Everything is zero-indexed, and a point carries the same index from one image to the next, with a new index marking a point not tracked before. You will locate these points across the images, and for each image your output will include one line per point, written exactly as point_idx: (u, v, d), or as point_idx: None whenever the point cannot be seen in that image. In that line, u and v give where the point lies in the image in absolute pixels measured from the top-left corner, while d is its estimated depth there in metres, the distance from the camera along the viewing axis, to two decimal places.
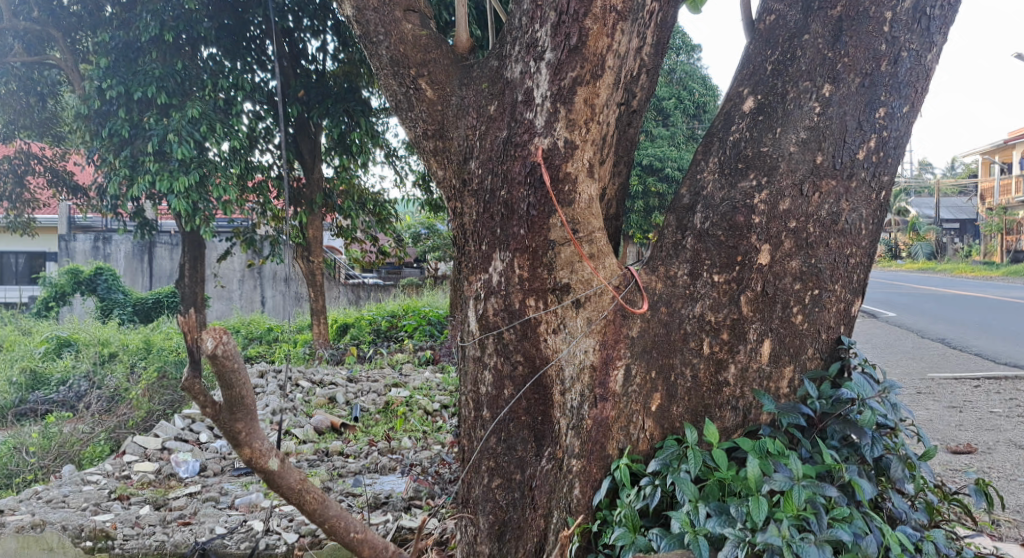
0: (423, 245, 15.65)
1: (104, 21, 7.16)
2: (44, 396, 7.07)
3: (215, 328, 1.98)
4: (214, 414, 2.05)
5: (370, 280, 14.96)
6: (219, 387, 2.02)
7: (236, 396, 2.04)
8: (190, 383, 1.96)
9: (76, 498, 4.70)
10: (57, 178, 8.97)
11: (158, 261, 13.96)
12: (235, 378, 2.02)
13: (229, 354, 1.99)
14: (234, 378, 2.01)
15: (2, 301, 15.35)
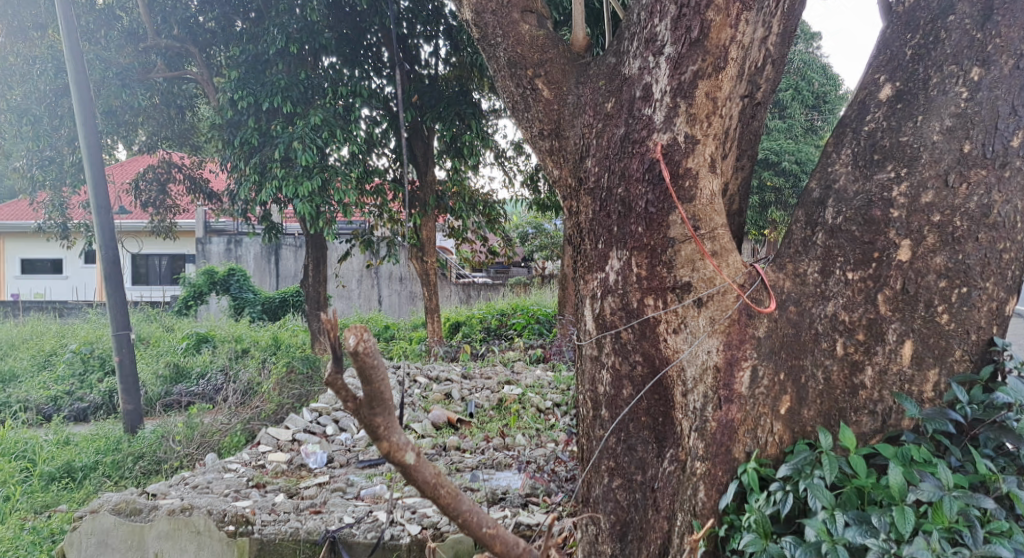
0: (531, 244, 15.73)
1: (235, 35, 7.60)
2: (186, 388, 7.59)
3: (357, 326, 2.09)
4: (355, 408, 2.16)
5: (480, 279, 15.17)
6: (360, 382, 2.13)
7: (376, 391, 2.14)
8: (333, 379, 2.07)
9: (219, 484, 5.03)
10: (195, 185, 9.55)
11: (284, 262, 14.70)
12: (375, 373, 2.11)
13: (370, 351, 2.08)
14: (374, 373, 2.11)
15: (148, 300, 16.53)
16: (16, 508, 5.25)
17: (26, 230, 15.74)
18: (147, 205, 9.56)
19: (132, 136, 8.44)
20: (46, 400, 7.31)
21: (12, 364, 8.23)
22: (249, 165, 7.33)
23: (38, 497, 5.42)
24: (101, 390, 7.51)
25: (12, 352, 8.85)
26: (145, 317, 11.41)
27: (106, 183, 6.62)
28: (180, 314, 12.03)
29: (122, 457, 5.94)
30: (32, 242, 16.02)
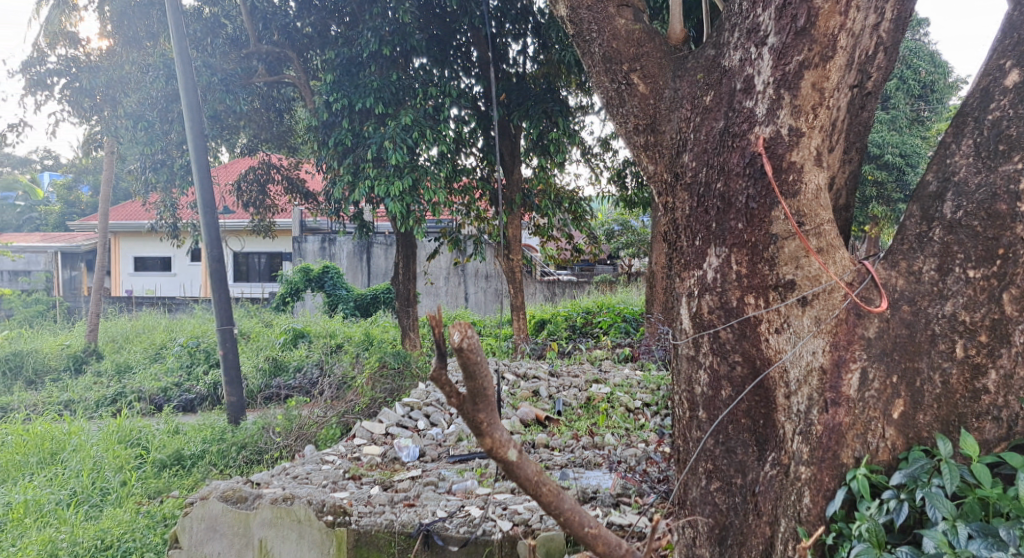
0: (617, 241, 15.57)
1: (330, 40, 7.83)
2: (285, 382, 7.88)
3: (461, 322, 2.10)
4: (459, 403, 2.18)
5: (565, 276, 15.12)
6: (463, 378, 2.15)
7: (478, 388, 2.16)
8: (438, 374, 2.09)
9: (317, 475, 5.19)
10: (292, 185, 9.85)
11: (375, 260, 15.05)
12: (478, 369, 2.13)
13: (473, 347, 2.09)
14: (477, 369, 2.13)
15: (248, 296, 17.22)
16: (132, 492, 5.59)
17: (139, 230, 16.68)
18: (248, 205, 9.92)
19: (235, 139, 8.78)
20: (157, 391, 7.74)
21: (127, 357, 8.75)
22: (343, 166, 7.50)
23: (152, 483, 5.76)
24: (207, 381, 7.88)
25: (126, 345, 9.41)
26: (246, 313, 11.87)
27: (211, 185, 6.93)
28: (278, 310, 12.41)
29: (227, 447, 6.23)
30: (144, 241, 16.96)
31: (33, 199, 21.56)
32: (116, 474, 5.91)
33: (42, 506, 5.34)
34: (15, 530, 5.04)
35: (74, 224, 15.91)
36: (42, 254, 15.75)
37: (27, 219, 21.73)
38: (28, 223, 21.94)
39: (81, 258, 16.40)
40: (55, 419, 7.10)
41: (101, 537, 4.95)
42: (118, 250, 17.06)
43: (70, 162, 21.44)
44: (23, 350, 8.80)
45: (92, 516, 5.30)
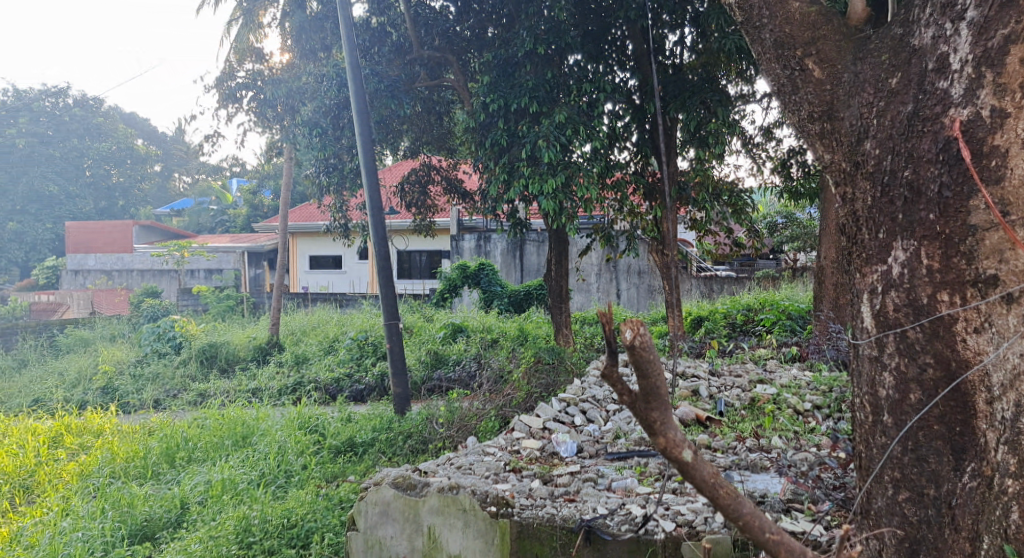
0: (781, 235, 14.85)
1: (488, 41, 8.07)
2: (445, 374, 8.22)
3: (632, 320, 2.13)
4: (631, 402, 2.17)
5: (724, 272, 14.59)
6: (635, 375, 2.14)
7: (651, 386, 2.14)
8: (609, 371, 2.10)
9: (480, 466, 5.36)
10: (451, 185, 10.16)
11: (528, 257, 15.23)
12: (651, 368, 2.13)
13: (646, 345, 2.11)
14: (650, 367, 2.13)
15: (409, 292, 17.91)
16: (312, 475, 6.08)
17: (314, 230, 17.93)
18: (410, 205, 10.22)
19: (398, 143, 9.19)
20: (331, 381, 8.29)
21: (304, 348, 9.43)
22: (499, 165, 7.58)
23: (329, 468, 6.24)
24: (374, 373, 8.31)
25: (303, 337, 10.15)
26: (408, 309, 12.42)
27: (378, 187, 7.31)
28: (438, 306, 13.02)
29: (394, 435, 6.62)
30: (317, 241, 18.17)
31: (223, 203, 23.64)
32: (298, 457, 6.42)
33: (237, 485, 5.88)
34: (215, 505, 5.59)
35: (257, 225, 17.27)
36: (231, 253, 17.11)
37: (217, 221, 23.85)
38: (219, 225, 24.12)
39: (263, 257, 17.80)
40: (245, 404, 7.79)
41: (287, 515, 5.42)
42: (295, 249, 18.38)
43: (253, 169, 23.26)
44: (217, 341, 9.71)
45: (278, 495, 5.80)
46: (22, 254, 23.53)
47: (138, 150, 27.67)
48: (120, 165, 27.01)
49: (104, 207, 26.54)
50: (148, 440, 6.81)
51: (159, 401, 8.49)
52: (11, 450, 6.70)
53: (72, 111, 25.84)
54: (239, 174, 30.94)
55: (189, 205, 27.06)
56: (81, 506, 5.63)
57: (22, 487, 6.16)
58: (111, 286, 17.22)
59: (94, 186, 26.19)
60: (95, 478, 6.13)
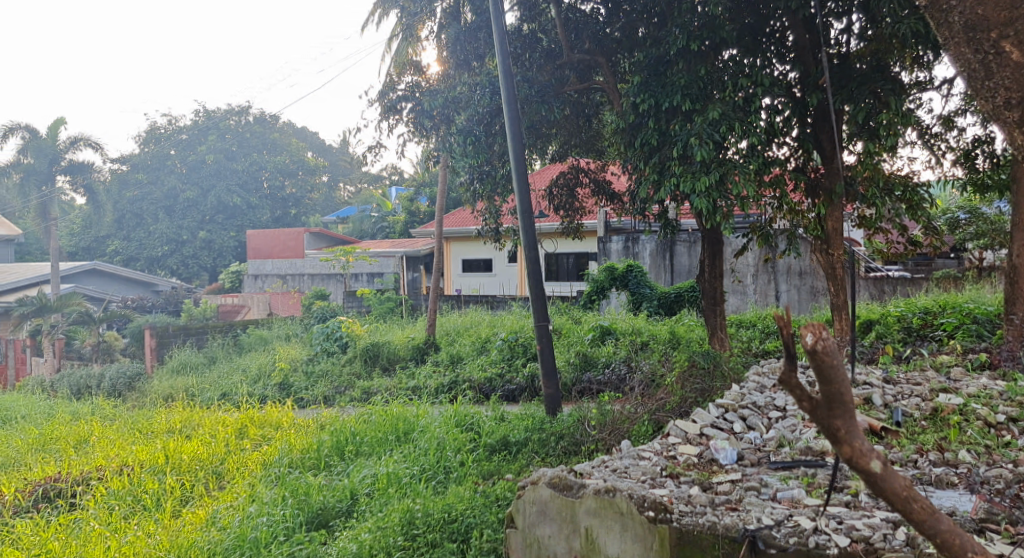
0: (964, 233, 13.61)
1: (638, 42, 8.00)
2: (595, 377, 8.25)
3: (814, 323, 2.00)
4: (812, 408, 2.07)
5: (897, 272, 13.55)
6: (817, 380, 2.04)
7: (834, 392, 2.02)
8: (787, 377, 2.02)
9: (635, 470, 5.32)
10: (599, 188, 10.04)
11: (678, 258, 14.54)
12: (834, 374, 2.00)
13: (829, 349, 1.98)
14: (833, 373, 2.00)
15: (557, 294, 17.99)
16: (469, 472, 6.31)
17: (467, 234, 18.46)
18: (557, 208, 10.21)
19: (548, 146, 9.27)
20: (484, 380, 8.52)
21: (458, 348, 9.73)
22: (649, 165, 7.43)
23: (485, 465, 6.45)
24: (525, 374, 8.43)
25: (457, 337, 10.47)
26: (557, 311, 12.58)
27: (529, 191, 7.42)
28: (585, 308, 13.06)
29: (547, 436, 6.70)
30: (470, 245, 18.69)
31: (384, 210, 24.66)
32: (456, 454, 6.67)
33: (401, 479, 6.19)
34: (382, 497, 5.91)
35: (413, 231, 18.01)
36: (391, 258, 17.64)
37: (378, 227, 25.09)
38: (379, 231, 25.38)
39: (420, 260, 18.57)
40: (406, 402, 8.16)
41: (448, 510, 5.63)
42: (449, 253, 19.04)
43: (410, 177, 24.20)
44: (379, 341, 10.20)
45: (438, 490, 6.06)
46: (210, 260, 25.74)
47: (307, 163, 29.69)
48: (291, 176, 29.07)
49: (279, 216, 28.60)
50: (320, 434, 7.27)
51: (328, 396, 9.12)
52: (205, 439, 7.37)
53: (252, 128, 28.06)
54: (397, 182, 32.34)
55: (352, 212, 28.66)
56: (265, 493, 6.11)
57: (215, 474, 6.77)
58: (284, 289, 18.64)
59: (271, 198, 28.26)
60: (276, 468, 6.64)
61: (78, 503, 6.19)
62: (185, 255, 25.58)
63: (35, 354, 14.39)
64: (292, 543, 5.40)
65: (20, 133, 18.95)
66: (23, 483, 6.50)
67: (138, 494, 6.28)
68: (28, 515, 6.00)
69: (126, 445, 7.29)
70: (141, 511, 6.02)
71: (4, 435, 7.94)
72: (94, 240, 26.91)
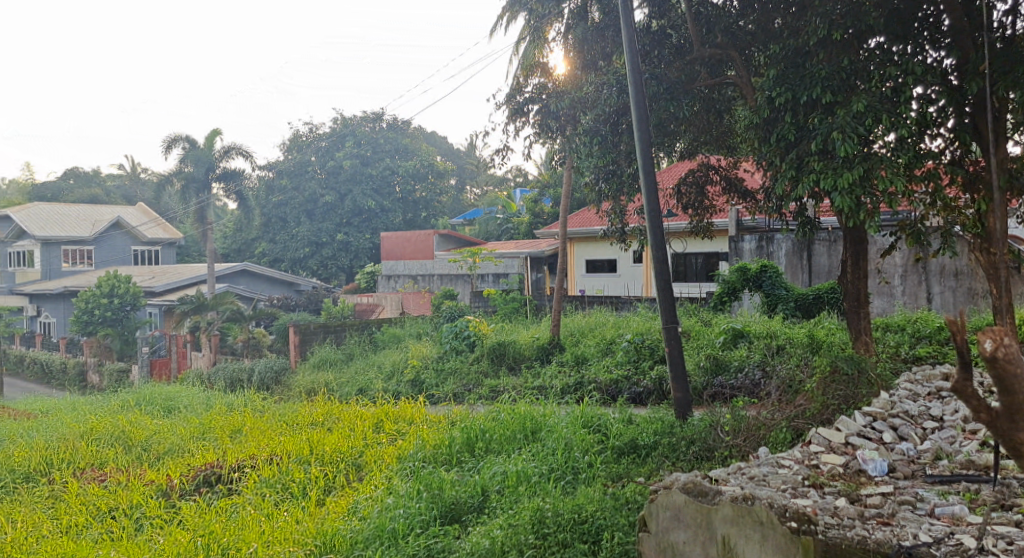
0: None
1: (774, 33, 7.72)
2: (727, 381, 8.05)
3: (994, 330, 2.01)
4: (990, 418, 2.07)
5: None
6: (996, 392, 2.04)
7: (1014, 402, 2.02)
8: (963, 384, 2.04)
9: (775, 478, 5.13)
10: (731, 185, 9.74)
11: (816, 258, 13.76)
12: (1016, 382, 2.00)
13: (1011, 357, 1.97)
14: (1015, 381, 2.00)
15: (686, 296, 17.14)
16: (598, 474, 6.30)
17: (593, 235, 18.38)
18: (686, 206, 9.97)
19: (676, 144, 9.09)
20: (610, 382, 8.48)
21: (584, 349, 9.71)
22: (785, 161, 7.13)
23: (614, 468, 6.41)
24: (653, 376, 8.28)
25: (582, 338, 10.46)
26: (685, 313, 12.35)
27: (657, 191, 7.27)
28: (716, 309, 12.57)
29: (677, 440, 6.56)
30: (595, 246, 18.59)
31: (509, 211, 25.03)
32: (584, 455, 6.67)
33: (531, 477, 6.25)
34: (512, 495, 5.99)
35: (538, 232, 18.08)
36: (516, 258, 17.81)
37: (503, 229, 25.46)
38: (505, 232, 25.71)
39: (544, 261, 18.61)
40: (533, 401, 8.23)
41: (578, 511, 5.62)
42: (573, 253, 19.02)
43: (535, 178, 24.34)
44: (505, 340, 10.35)
45: (568, 490, 6.09)
46: (348, 261, 27.18)
47: (437, 167, 30.12)
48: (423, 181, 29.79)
49: (410, 218, 29.51)
50: (452, 430, 7.46)
51: (458, 394, 9.39)
52: (345, 432, 7.74)
53: (386, 134, 29.01)
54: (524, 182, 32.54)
55: (478, 214, 29.22)
56: (401, 486, 6.32)
57: (354, 466, 7.10)
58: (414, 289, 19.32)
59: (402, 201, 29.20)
60: (410, 462, 6.87)
61: (234, 488, 6.65)
62: (325, 255, 27.09)
63: (193, 349, 15.44)
64: (427, 536, 5.57)
65: (181, 143, 20.49)
66: (187, 468, 7.03)
67: (286, 482, 6.67)
68: (192, 498, 6.52)
69: (274, 436, 7.75)
70: (289, 499, 6.39)
71: (169, 423, 8.64)
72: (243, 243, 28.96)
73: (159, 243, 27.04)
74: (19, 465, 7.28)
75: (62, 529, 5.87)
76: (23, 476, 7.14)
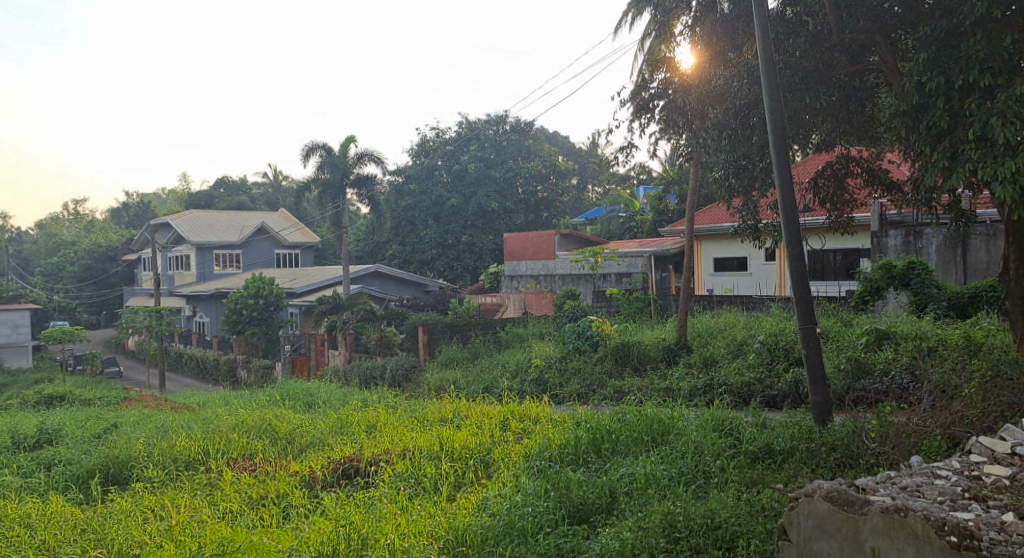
0: None
1: (925, 14, 7.25)
2: (871, 385, 7.63)
3: None
4: None
5: None
6: None
7: None
8: None
9: (931, 489, 4.83)
10: (874, 177, 9.21)
11: (972, 254, 12.76)
12: None
13: None
14: None
15: (823, 295, 16.45)
16: (731, 479, 6.10)
17: (722, 232, 17.90)
18: (824, 201, 9.51)
19: (811, 136, 8.69)
20: (742, 384, 8.21)
21: (713, 351, 9.44)
22: (937, 151, 6.65)
23: (748, 473, 6.17)
24: (788, 379, 7.94)
25: (711, 339, 10.19)
26: (823, 313, 11.93)
27: (792, 185, 6.98)
28: (857, 309, 12.10)
29: (816, 446, 6.26)
30: (724, 243, 18.09)
31: (633, 210, 24.87)
32: (715, 459, 6.48)
33: (660, 481, 6.14)
34: (641, 498, 5.92)
35: (663, 230, 17.83)
36: (640, 258, 17.59)
37: (626, 228, 25.21)
38: (628, 231, 25.39)
39: (669, 260, 18.23)
40: (660, 403, 8.08)
41: (711, 516, 5.40)
42: (699, 253, 18.54)
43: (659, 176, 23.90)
44: (629, 341, 10.22)
45: (699, 495, 5.92)
46: (472, 262, 27.79)
47: (560, 166, 30.22)
48: (545, 181, 29.94)
49: (532, 219, 29.67)
50: (577, 430, 7.44)
51: (583, 394, 9.39)
52: (473, 430, 7.89)
53: (509, 137, 29.37)
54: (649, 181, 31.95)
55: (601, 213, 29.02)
56: (529, 484, 6.36)
57: (482, 462, 7.22)
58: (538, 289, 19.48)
59: (525, 202, 29.42)
60: (537, 460, 6.92)
61: (371, 481, 6.92)
62: (450, 257, 27.73)
63: (330, 347, 16.55)
64: (557, 535, 5.59)
65: (320, 151, 21.62)
66: (328, 461, 7.38)
67: (418, 477, 6.87)
68: (332, 489, 6.84)
69: (406, 432, 8.01)
70: (422, 493, 6.58)
71: (310, 417, 9.10)
72: (374, 246, 30.17)
73: (298, 246, 28.51)
74: (179, 453, 7.84)
75: (219, 514, 6.28)
76: (183, 464, 7.69)
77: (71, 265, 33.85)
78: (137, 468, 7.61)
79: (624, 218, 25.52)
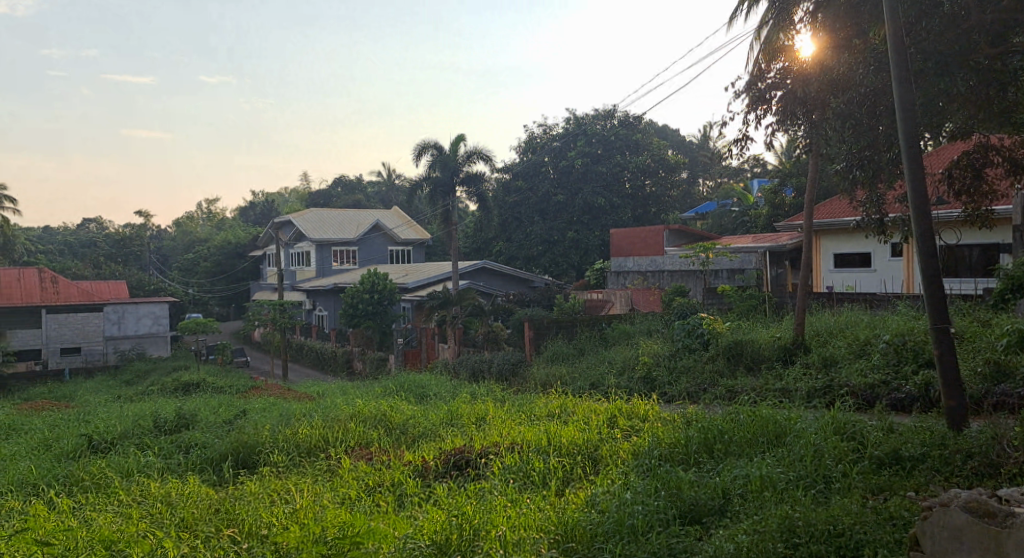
0: None
1: None
2: (1012, 388, 7.13)
3: None
4: None
5: None
6: None
7: None
8: None
9: None
10: (1018, 166, 8.55)
11: None
12: None
13: None
14: None
15: (958, 292, 15.33)
16: (854, 485, 5.80)
17: (842, 227, 17.12)
18: (959, 192, 8.91)
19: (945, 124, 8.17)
20: (866, 386, 7.86)
21: (833, 350, 9.06)
22: None
23: (873, 479, 5.85)
24: (917, 381, 7.52)
25: (831, 338, 9.79)
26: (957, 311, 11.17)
27: (924, 174, 6.60)
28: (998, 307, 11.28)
29: (949, 453, 5.90)
30: (846, 238, 17.30)
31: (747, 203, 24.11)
32: (836, 463, 6.19)
33: (777, 483, 5.93)
34: (757, 500, 5.74)
35: (778, 225, 17.23)
36: (753, 253, 17.05)
37: (740, 222, 24.50)
38: (741, 226, 24.66)
39: (784, 256, 17.59)
40: (776, 404, 7.81)
41: (833, 522, 5.12)
42: (818, 248, 17.82)
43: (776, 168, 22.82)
44: (743, 339, 9.95)
45: (820, 500, 5.67)
46: (579, 258, 27.74)
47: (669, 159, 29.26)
48: (654, 176, 29.21)
49: (640, 214, 29.18)
50: (688, 430, 7.30)
51: (693, 394, 9.23)
52: (580, 426, 7.88)
53: (617, 131, 28.56)
54: (763, 174, 30.86)
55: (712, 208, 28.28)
56: (638, 482, 6.29)
57: (590, 459, 7.20)
58: (646, 285, 19.25)
59: (633, 197, 28.74)
60: (646, 459, 6.84)
61: (481, 473, 7.01)
62: (557, 253, 27.81)
63: (439, 340, 16.94)
64: (669, 535, 5.48)
65: (432, 150, 22.16)
66: (439, 452, 7.54)
67: (527, 470, 6.92)
68: (444, 480, 6.97)
69: (515, 426, 8.09)
70: (531, 487, 6.62)
71: (421, 409, 9.34)
72: (481, 242, 30.63)
73: (410, 243, 29.09)
74: (302, 440, 8.23)
75: (340, 499, 6.54)
76: (306, 450, 8.06)
77: (204, 260, 36.09)
78: (264, 453, 8.03)
79: (737, 213, 24.79)
